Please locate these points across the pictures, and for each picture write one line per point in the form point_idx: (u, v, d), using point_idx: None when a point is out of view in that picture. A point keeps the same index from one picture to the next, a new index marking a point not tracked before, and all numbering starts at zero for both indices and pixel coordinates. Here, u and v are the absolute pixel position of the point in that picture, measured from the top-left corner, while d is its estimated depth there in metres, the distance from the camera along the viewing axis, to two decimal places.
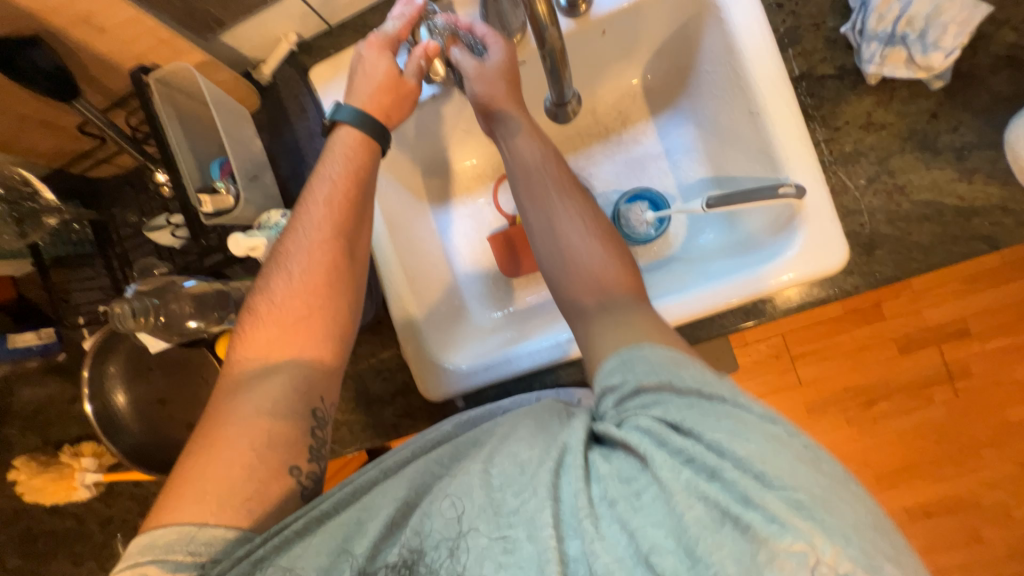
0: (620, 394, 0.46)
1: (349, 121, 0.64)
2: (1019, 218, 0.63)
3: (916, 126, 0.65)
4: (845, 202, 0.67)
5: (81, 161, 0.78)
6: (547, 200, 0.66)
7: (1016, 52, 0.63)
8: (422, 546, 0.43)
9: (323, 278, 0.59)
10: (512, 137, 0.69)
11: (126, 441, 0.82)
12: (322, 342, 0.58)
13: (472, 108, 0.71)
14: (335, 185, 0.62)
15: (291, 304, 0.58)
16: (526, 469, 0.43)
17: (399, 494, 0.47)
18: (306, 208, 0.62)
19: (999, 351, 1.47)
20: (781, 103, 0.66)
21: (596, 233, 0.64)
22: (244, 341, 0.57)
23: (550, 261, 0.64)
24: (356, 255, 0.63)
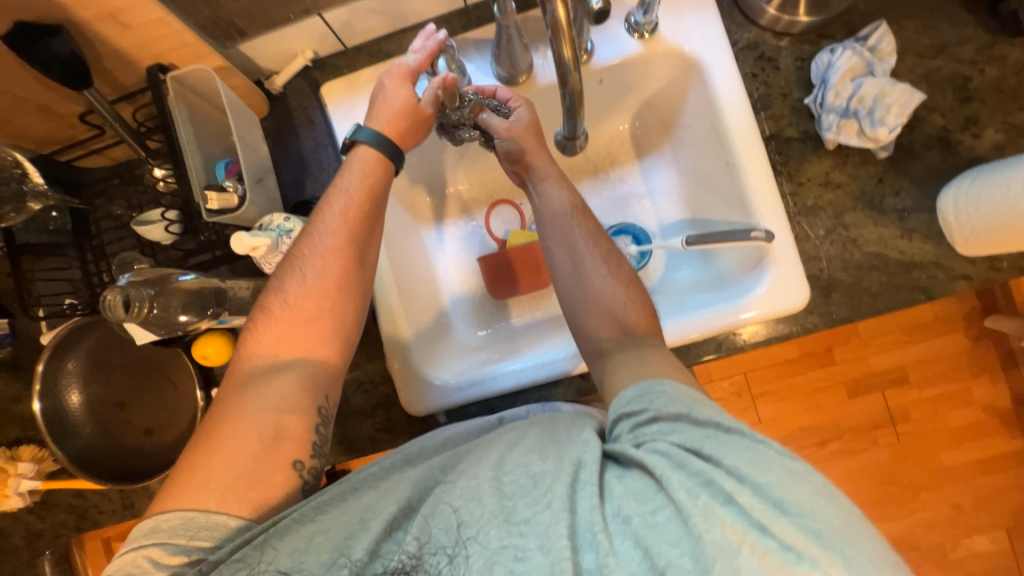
0: (637, 416, 0.52)
1: (365, 140, 0.67)
2: (949, 274, 0.72)
3: (865, 188, 0.75)
4: (807, 249, 0.75)
5: (73, 149, 0.77)
6: (570, 240, 0.72)
7: (944, 134, 0.74)
8: (422, 543, 0.47)
9: (336, 282, 0.62)
10: (540, 187, 0.76)
11: (75, 445, 0.76)
12: (328, 342, 0.61)
13: (506, 159, 0.77)
14: (353, 199, 0.65)
15: (302, 304, 0.61)
16: (541, 480, 0.48)
17: (402, 496, 0.50)
18: (322, 216, 0.65)
19: (933, 399, 1.60)
20: (754, 159, 0.75)
21: (618, 276, 0.70)
22: (254, 338, 0.60)
23: (569, 298, 0.70)
24: (366, 265, 0.65)
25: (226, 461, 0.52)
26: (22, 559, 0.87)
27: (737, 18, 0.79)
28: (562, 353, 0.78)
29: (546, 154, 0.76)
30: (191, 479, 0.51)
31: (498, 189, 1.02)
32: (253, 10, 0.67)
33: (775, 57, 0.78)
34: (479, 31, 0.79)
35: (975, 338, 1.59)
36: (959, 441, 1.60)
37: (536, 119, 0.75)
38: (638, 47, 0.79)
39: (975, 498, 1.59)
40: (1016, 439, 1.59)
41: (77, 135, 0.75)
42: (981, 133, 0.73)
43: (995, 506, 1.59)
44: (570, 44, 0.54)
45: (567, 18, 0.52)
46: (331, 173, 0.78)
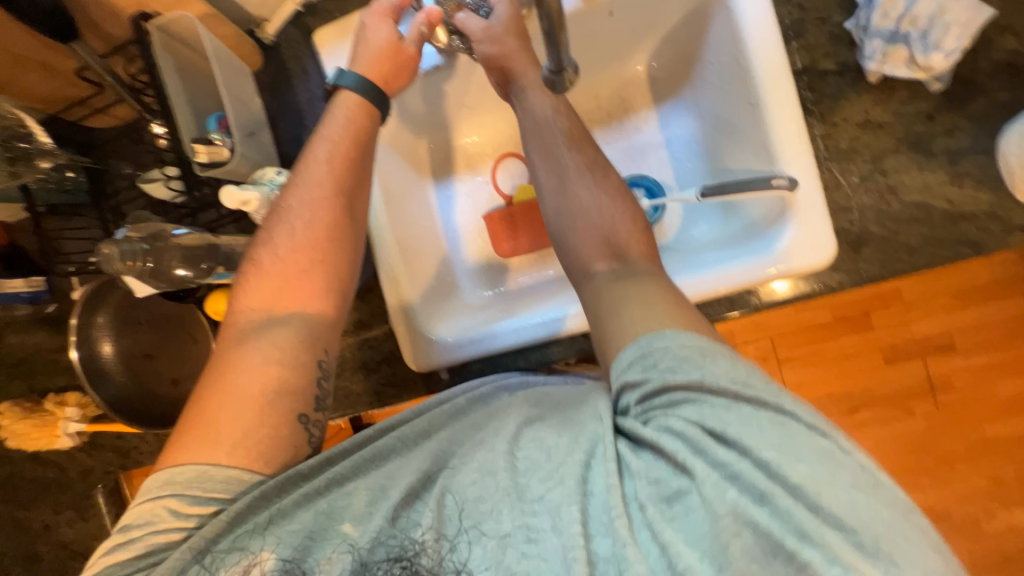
0: (646, 386, 0.48)
1: (350, 86, 0.66)
2: (1005, 226, 0.64)
3: (912, 127, 0.65)
4: (837, 199, 0.68)
5: (77, 109, 0.77)
6: (557, 152, 0.71)
7: (1016, 59, 0.63)
8: (437, 513, 0.48)
9: (325, 231, 0.62)
10: (524, 93, 0.73)
11: (110, 392, 0.81)
12: (323, 295, 0.61)
13: (489, 67, 0.71)
14: (338, 146, 0.64)
15: (293, 257, 0.61)
16: (554, 456, 0.48)
17: (418, 465, 0.51)
18: (308, 164, 0.64)
19: (982, 368, 1.49)
20: (780, 95, 0.67)
21: (603, 188, 0.68)
22: (248, 292, 0.60)
23: (557, 220, 0.70)
24: (355, 215, 0.64)
25: (231, 418, 0.53)
26: (79, 491, 0.97)
27: None
28: (564, 311, 0.76)
29: (528, 59, 0.72)
30: (200, 434, 0.53)
31: (503, 142, 0.97)
32: None
33: None
34: None
35: None
36: (1007, 411, 1.50)
37: (523, 29, 0.70)
38: None
39: (1019, 470, 1.50)
40: None
41: (79, 94, 0.75)
42: None
43: None
44: None
45: None
46: None
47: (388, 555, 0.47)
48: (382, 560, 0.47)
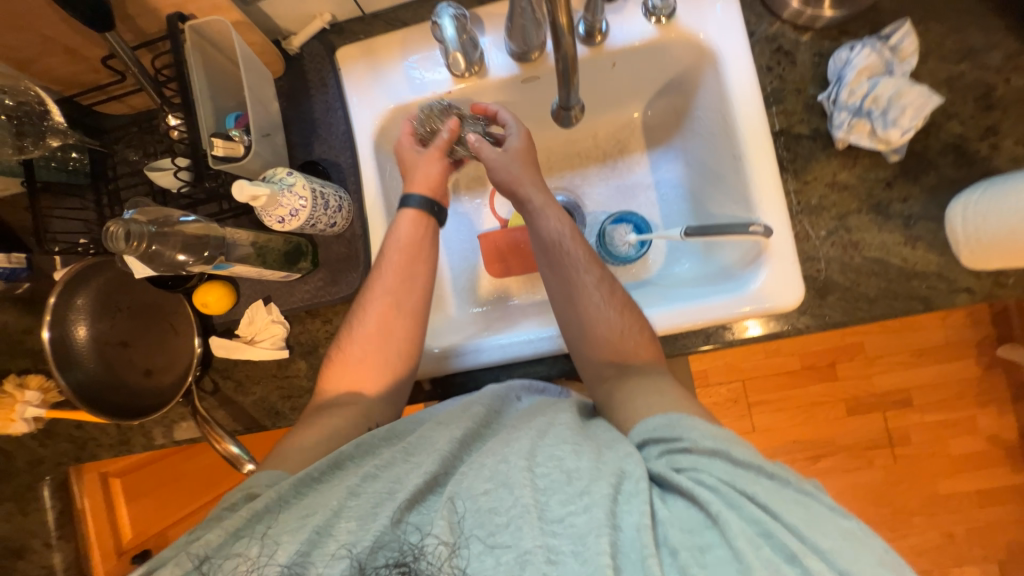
0: (671, 445, 0.51)
1: (413, 206, 0.77)
2: (951, 285, 0.71)
3: (873, 192, 0.73)
4: (806, 248, 0.74)
5: (93, 93, 0.79)
6: (569, 270, 0.71)
7: (961, 142, 0.72)
8: (449, 519, 0.48)
9: (381, 325, 0.73)
10: (534, 213, 0.75)
11: (76, 376, 0.79)
12: (379, 377, 0.72)
13: (497, 186, 0.78)
14: (388, 254, 0.75)
15: (359, 346, 0.73)
16: (576, 479, 0.49)
17: (428, 469, 0.53)
18: (376, 269, 0.75)
19: (935, 425, 1.60)
20: (760, 152, 0.74)
21: (609, 300, 0.70)
22: (324, 375, 0.72)
23: (568, 329, 0.72)
24: (405, 312, 0.74)
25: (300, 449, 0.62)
26: None
27: (758, 9, 0.78)
28: (551, 331, 0.78)
29: (537, 179, 0.76)
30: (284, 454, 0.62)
31: None
32: None
33: (793, 51, 0.76)
34: (495, 6, 0.81)
35: (986, 365, 1.58)
36: (956, 469, 1.59)
37: (528, 146, 0.77)
38: (655, 31, 0.77)
39: (967, 528, 1.59)
40: (1018, 473, 1.58)
41: (98, 80, 0.77)
42: (999, 144, 0.71)
43: (988, 539, 1.59)
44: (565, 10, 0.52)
45: None
46: (340, 136, 0.81)
47: (386, 559, 0.47)
48: (381, 564, 0.47)
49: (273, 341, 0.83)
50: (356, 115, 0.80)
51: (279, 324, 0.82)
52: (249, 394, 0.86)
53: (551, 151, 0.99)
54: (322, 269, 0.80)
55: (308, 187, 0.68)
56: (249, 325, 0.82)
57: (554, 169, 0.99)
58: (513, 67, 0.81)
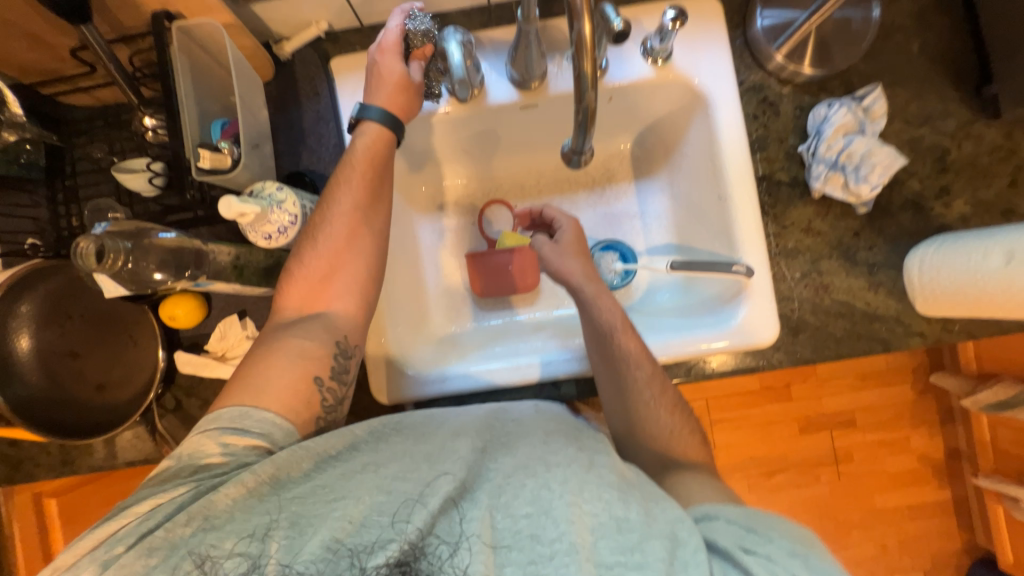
0: (741, 534, 0.55)
1: (374, 117, 0.70)
2: (906, 329, 0.77)
3: (842, 239, 0.78)
4: (782, 289, 0.78)
5: (56, 83, 0.72)
6: (619, 364, 0.73)
7: (919, 199, 0.78)
8: (488, 539, 0.50)
9: (342, 241, 0.67)
10: (587, 302, 0.77)
11: (18, 392, 0.72)
12: (342, 295, 0.67)
13: (551, 274, 0.82)
14: (354, 168, 0.68)
15: (317, 264, 0.66)
16: (628, 531, 0.51)
17: (459, 475, 0.54)
18: (337, 179, 0.69)
19: (875, 444, 1.74)
20: (745, 196, 0.78)
21: (659, 398, 0.73)
22: (282, 294, 0.67)
23: (619, 422, 0.75)
24: (372, 231, 0.69)
25: (273, 372, 0.61)
26: None
27: (747, 59, 0.82)
28: (539, 360, 0.80)
29: (588, 271, 0.80)
30: (246, 382, 0.61)
31: (492, 189, 1.02)
32: None
33: (777, 102, 0.81)
34: (496, 31, 0.81)
35: (920, 391, 1.74)
36: (891, 486, 1.74)
37: (581, 237, 0.84)
38: (651, 71, 0.80)
39: (900, 540, 1.73)
40: (943, 489, 1.74)
41: (63, 70, 0.70)
42: (951, 203, 0.78)
43: (916, 551, 1.74)
44: (591, 59, 0.52)
45: (592, 36, 0.50)
46: (330, 149, 0.79)
47: (386, 561, 0.48)
48: (380, 564, 0.48)
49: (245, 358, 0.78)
50: (347, 127, 0.78)
51: (253, 341, 0.78)
52: None
53: (542, 174, 1.01)
54: None
55: (298, 204, 0.65)
56: (220, 340, 0.77)
57: (543, 192, 1.01)
58: (512, 93, 0.81)
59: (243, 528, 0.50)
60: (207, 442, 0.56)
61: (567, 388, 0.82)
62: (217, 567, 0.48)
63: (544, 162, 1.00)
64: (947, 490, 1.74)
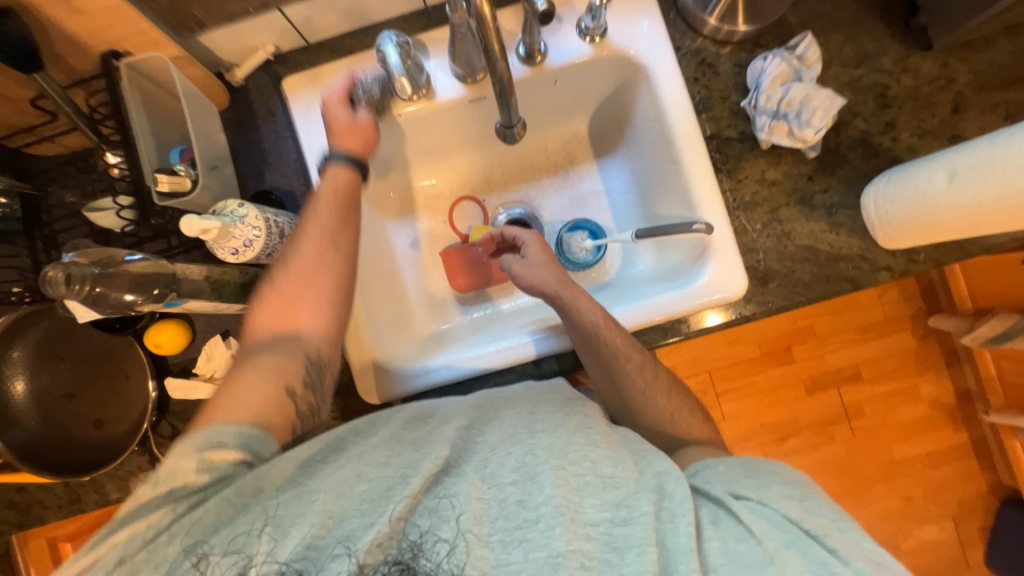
0: (733, 478, 0.59)
1: (340, 161, 0.74)
2: (873, 266, 0.78)
3: (797, 185, 0.80)
4: (745, 242, 0.80)
5: (22, 136, 0.75)
6: (609, 360, 0.73)
7: (867, 137, 0.79)
8: (476, 509, 0.52)
9: (314, 256, 0.68)
10: (567, 305, 0.74)
11: (16, 436, 0.74)
12: (315, 316, 0.67)
13: (525, 288, 0.79)
14: (324, 200, 0.71)
15: (290, 288, 0.67)
16: (615, 486, 0.54)
17: (440, 455, 0.55)
18: (306, 210, 0.71)
19: (883, 396, 1.73)
20: (696, 157, 0.80)
21: (654, 383, 0.74)
22: (252, 321, 0.67)
23: (619, 408, 0.76)
24: (340, 251, 0.69)
25: (243, 398, 0.59)
26: None
27: (681, 27, 0.84)
28: (524, 340, 0.81)
29: (564, 279, 0.77)
30: (218, 406, 0.59)
31: (460, 186, 1.04)
32: (212, 2, 0.67)
33: (715, 63, 0.83)
34: (437, 32, 0.84)
35: (921, 337, 1.74)
36: (907, 436, 1.73)
37: (548, 250, 0.82)
38: (589, 49, 0.83)
39: (924, 490, 1.72)
40: (959, 433, 1.73)
41: (27, 122, 0.73)
42: (899, 137, 0.79)
43: (941, 497, 1.72)
44: (498, 38, 0.55)
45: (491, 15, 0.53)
46: (291, 165, 0.81)
47: (384, 556, 0.50)
48: (377, 560, 0.50)
49: None
50: (305, 141, 0.80)
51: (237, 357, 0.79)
52: None
53: (505, 166, 1.03)
54: None
55: (261, 217, 0.67)
56: (206, 362, 0.79)
57: (508, 183, 1.03)
58: (460, 88, 0.84)
59: (234, 531, 0.52)
60: (178, 464, 0.54)
61: (549, 365, 0.84)
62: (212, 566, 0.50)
63: (505, 153, 1.02)
64: (962, 432, 1.73)
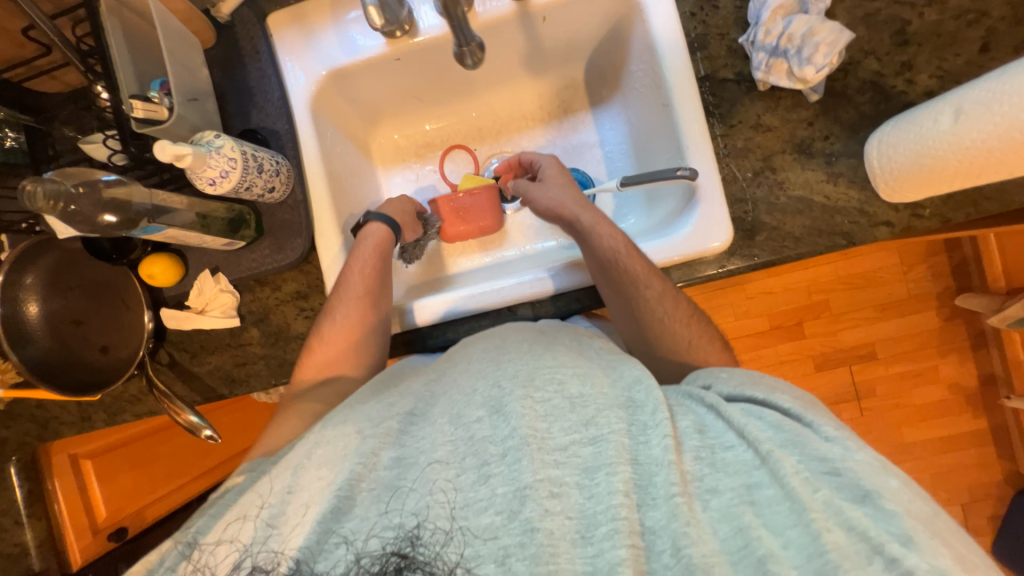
0: (739, 385, 0.61)
1: (377, 220, 0.83)
2: (872, 220, 0.73)
3: (796, 132, 0.74)
4: (734, 191, 0.76)
5: (22, 69, 0.78)
6: (628, 287, 0.73)
7: (878, 79, 0.73)
8: (448, 443, 0.57)
9: (340, 346, 0.76)
10: (587, 231, 0.78)
11: (30, 354, 0.80)
12: (355, 365, 0.77)
13: (547, 212, 0.85)
14: (361, 262, 0.79)
15: (334, 339, 0.76)
16: (581, 406, 0.57)
17: (404, 408, 0.62)
18: (345, 276, 0.79)
19: (899, 376, 1.66)
20: (686, 99, 0.75)
21: (675, 312, 0.74)
22: (302, 366, 0.77)
23: (639, 340, 0.76)
24: (377, 326, 0.78)
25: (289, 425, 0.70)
26: None
27: None
28: (529, 279, 0.80)
29: (583, 203, 0.82)
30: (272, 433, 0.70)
31: (451, 135, 1.02)
32: None
33: None
34: None
35: (947, 316, 1.63)
36: (920, 418, 1.66)
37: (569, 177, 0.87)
38: None
39: (933, 474, 1.66)
40: (978, 417, 1.64)
41: (23, 55, 0.76)
42: (914, 79, 0.72)
43: (951, 482, 1.66)
44: None
45: None
46: (275, 103, 0.81)
47: (383, 546, 0.52)
48: (378, 549, 0.51)
49: (223, 310, 0.84)
50: (290, 82, 0.82)
51: (228, 293, 0.83)
52: (205, 364, 0.87)
53: (498, 115, 1.00)
54: (267, 236, 0.82)
55: (237, 149, 0.68)
56: (198, 296, 0.83)
57: (502, 133, 1.01)
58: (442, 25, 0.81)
59: (235, 514, 0.56)
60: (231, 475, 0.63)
61: (523, 312, 0.83)
62: (211, 554, 0.54)
63: (498, 100, 0.99)
64: (983, 418, 1.64)
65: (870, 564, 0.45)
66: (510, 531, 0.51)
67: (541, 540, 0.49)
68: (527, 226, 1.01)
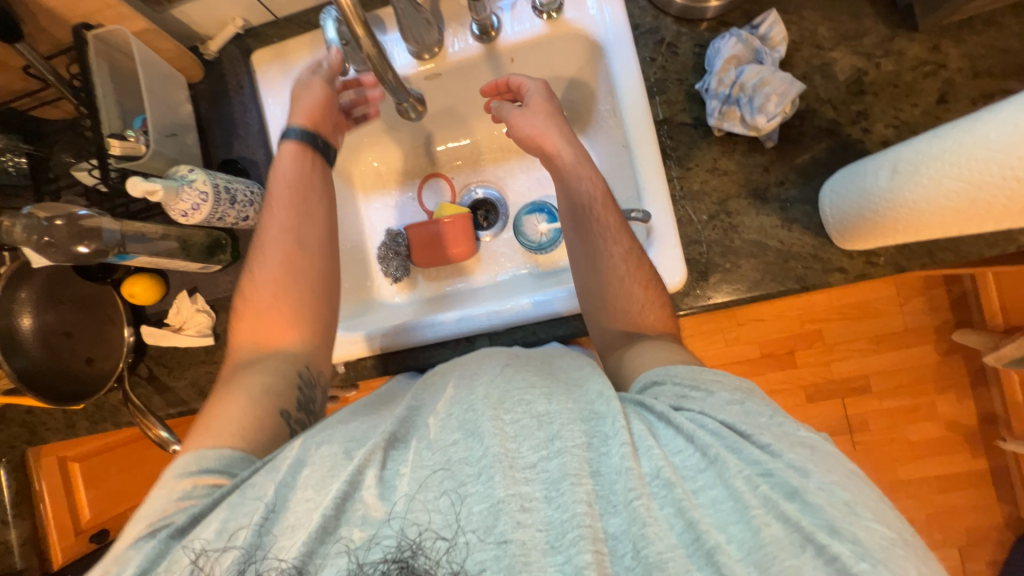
0: (681, 392, 0.55)
1: (293, 137, 0.77)
2: (826, 265, 0.73)
3: (751, 176, 0.75)
4: (689, 233, 0.77)
5: (26, 100, 0.84)
6: (596, 236, 0.72)
7: (835, 127, 0.74)
8: (423, 464, 0.50)
9: (272, 292, 0.71)
10: (568, 172, 0.75)
11: (21, 362, 0.83)
12: (293, 322, 0.71)
13: (524, 141, 0.79)
14: (280, 194, 0.75)
15: (264, 291, 0.71)
16: (547, 423, 0.51)
17: (386, 428, 0.54)
18: (270, 213, 0.75)
19: (893, 411, 1.62)
20: (644, 140, 0.77)
21: (636, 273, 0.70)
22: (235, 335, 0.71)
23: (590, 293, 0.73)
24: (310, 251, 0.74)
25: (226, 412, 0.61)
26: None
27: (642, 4, 0.81)
28: (533, 300, 0.82)
29: (563, 133, 0.76)
30: (205, 425, 0.61)
31: (430, 163, 1.05)
32: None
33: (675, 43, 0.79)
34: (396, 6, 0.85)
35: (946, 351, 1.59)
36: (916, 455, 1.61)
37: (551, 104, 0.78)
38: (544, 27, 0.82)
39: (928, 513, 1.60)
40: (977, 456, 1.59)
41: (27, 89, 0.82)
42: (871, 128, 0.73)
43: (946, 524, 1.60)
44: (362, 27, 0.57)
45: (354, 10, 0.54)
46: (255, 136, 0.86)
47: (384, 554, 0.47)
48: (379, 558, 0.47)
49: (198, 329, 0.88)
50: (269, 114, 0.85)
51: (204, 312, 0.88)
52: (181, 379, 0.92)
53: (476, 145, 1.04)
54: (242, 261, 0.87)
55: (209, 182, 0.72)
56: (177, 314, 0.88)
57: (481, 163, 1.04)
58: (412, 64, 0.85)
59: (225, 519, 0.50)
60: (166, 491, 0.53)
61: (482, 341, 0.85)
62: (213, 562, 0.48)
63: (476, 132, 1.02)
64: (982, 458, 1.58)
65: (802, 552, 0.42)
66: (486, 544, 0.46)
67: (513, 552, 0.45)
68: (500, 253, 1.01)
